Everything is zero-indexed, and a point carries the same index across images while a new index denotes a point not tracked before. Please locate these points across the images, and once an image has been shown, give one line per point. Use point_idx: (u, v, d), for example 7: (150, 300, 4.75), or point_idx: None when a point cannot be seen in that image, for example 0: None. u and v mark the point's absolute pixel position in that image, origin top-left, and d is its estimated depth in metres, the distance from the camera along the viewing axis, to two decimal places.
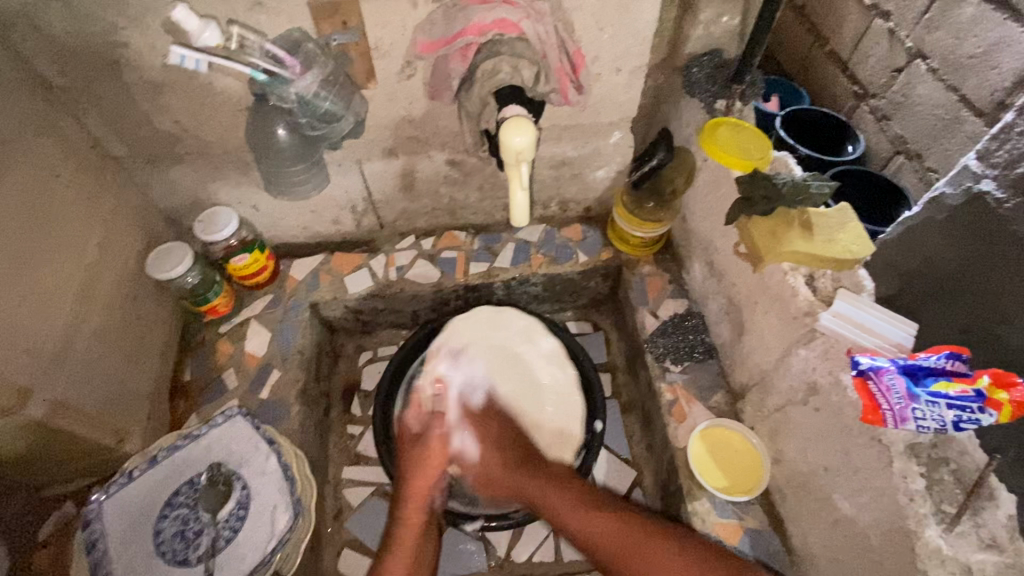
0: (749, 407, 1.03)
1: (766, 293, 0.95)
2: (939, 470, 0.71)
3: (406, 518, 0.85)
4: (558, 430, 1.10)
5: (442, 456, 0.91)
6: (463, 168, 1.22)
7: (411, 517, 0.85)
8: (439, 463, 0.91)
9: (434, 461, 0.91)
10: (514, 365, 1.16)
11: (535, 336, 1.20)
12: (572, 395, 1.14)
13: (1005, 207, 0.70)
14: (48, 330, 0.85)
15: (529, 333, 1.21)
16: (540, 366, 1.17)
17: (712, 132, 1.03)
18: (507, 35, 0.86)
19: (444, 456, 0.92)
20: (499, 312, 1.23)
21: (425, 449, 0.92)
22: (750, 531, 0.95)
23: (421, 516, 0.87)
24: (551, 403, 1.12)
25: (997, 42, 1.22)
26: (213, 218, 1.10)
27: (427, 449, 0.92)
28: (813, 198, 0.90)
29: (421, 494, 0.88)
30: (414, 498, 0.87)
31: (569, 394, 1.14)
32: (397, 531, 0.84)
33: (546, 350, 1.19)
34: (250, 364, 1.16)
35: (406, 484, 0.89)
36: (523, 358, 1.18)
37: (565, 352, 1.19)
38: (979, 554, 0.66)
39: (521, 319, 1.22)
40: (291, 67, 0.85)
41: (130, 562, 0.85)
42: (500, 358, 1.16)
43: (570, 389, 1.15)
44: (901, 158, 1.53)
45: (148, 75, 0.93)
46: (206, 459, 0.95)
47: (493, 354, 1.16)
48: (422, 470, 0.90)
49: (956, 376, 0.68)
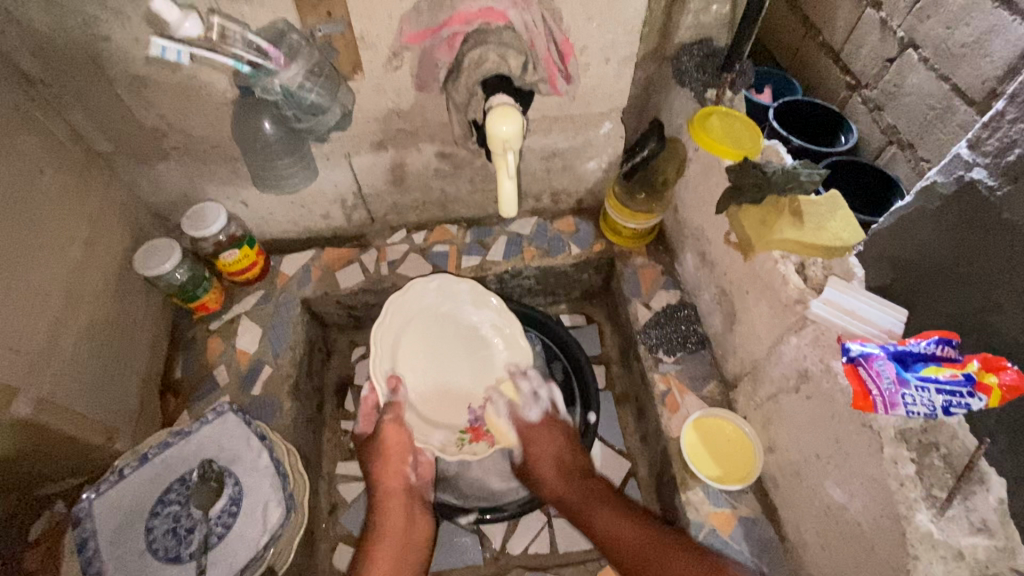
0: (741, 397, 1.03)
1: (758, 282, 0.94)
2: (929, 456, 0.70)
3: (384, 505, 0.96)
4: (512, 363, 1.09)
5: (399, 441, 0.99)
6: (453, 161, 1.21)
7: (388, 506, 0.95)
8: (399, 450, 0.99)
9: (393, 447, 0.98)
10: (450, 325, 1.12)
11: (452, 288, 1.11)
12: (512, 322, 1.10)
13: (997, 194, 0.70)
14: (33, 328, 0.84)
15: (444, 288, 1.11)
16: (476, 314, 1.12)
17: (703, 119, 1.03)
18: (493, 24, 0.86)
19: (402, 443, 0.99)
20: (406, 289, 1.08)
21: (377, 442, 0.99)
22: (743, 520, 0.95)
23: (399, 500, 0.96)
24: (494, 343, 1.11)
25: (989, 30, 1.22)
26: (201, 214, 1.09)
27: (382, 443, 0.99)
28: (803, 185, 0.90)
29: (392, 481, 0.98)
30: (387, 489, 0.97)
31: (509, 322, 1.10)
32: (377, 517, 0.95)
33: (466, 293, 1.11)
34: (240, 361, 1.16)
35: (373, 476, 0.98)
36: (453, 315, 1.12)
37: (485, 289, 1.11)
38: (969, 538, 0.66)
39: (431, 281, 1.10)
40: (275, 58, 0.83)
41: (120, 560, 0.84)
42: (431, 326, 1.11)
43: (505, 324, 1.10)
44: (894, 148, 1.52)
45: (131, 69, 0.92)
46: (197, 456, 0.94)
47: (424, 327, 1.10)
48: (383, 460, 0.98)
49: (947, 361, 0.69)
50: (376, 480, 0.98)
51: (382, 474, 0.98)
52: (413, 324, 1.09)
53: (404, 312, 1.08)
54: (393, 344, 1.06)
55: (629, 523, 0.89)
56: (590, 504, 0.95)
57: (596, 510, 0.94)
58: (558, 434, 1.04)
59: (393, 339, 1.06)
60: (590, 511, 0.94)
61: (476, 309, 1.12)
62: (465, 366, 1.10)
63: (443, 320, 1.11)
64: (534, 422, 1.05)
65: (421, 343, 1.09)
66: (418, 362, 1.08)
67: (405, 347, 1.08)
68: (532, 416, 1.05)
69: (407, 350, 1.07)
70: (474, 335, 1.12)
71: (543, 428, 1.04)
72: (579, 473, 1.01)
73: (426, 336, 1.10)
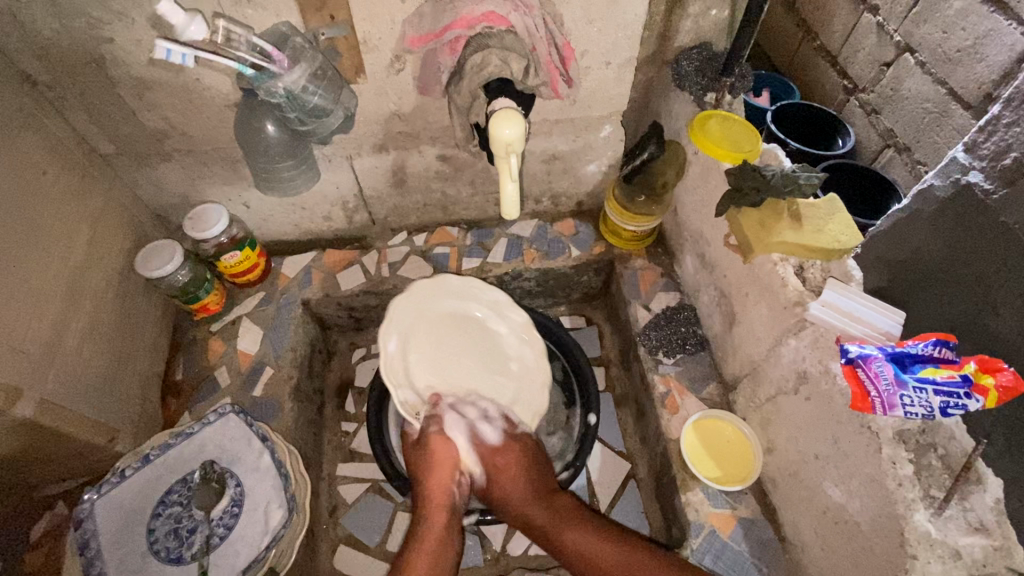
0: (741, 398, 1.04)
1: (757, 284, 0.95)
2: (927, 456, 0.72)
3: (428, 516, 0.93)
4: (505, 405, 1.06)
5: (448, 452, 0.98)
6: (453, 163, 1.22)
7: (436, 518, 0.92)
8: (449, 461, 0.98)
9: (444, 456, 0.98)
10: (481, 339, 1.11)
11: (505, 309, 1.11)
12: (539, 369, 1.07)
13: (992, 198, 0.70)
14: (36, 330, 0.84)
15: (499, 306, 1.11)
16: (515, 343, 1.10)
17: (703, 123, 1.03)
18: (496, 28, 0.86)
19: (452, 456, 0.98)
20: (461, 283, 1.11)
21: (428, 449, 0.98)
22: (742, 521, 0.95)
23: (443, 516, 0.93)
24: (516, 374, 1.08)
25: (984, 35, 1.23)
26: (203, 216, 1.09)
27: (433, 454, 0.98)
28: (801, 188, 0.91)
29: (439, 494, 0.95)
30: (433, 502, 0.94)
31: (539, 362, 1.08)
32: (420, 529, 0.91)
33: (516, 323, 1.10)
34: (241, 362, 1.16)
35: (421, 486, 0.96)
36: (490, 328, 1.11)
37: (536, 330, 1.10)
38: (967, 537, 0.68)
39: (491, 290, 1.11)
40: (279, 61, 0.83)
41: (122, 561, 0.84)
42: (462, 324, 1.11)
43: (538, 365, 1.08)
44: (891, 151, 1.54)
45: (134, 71, 0.93)
46: (198, 457, 0.95)
47: (454, 321, 1.11)
48: (434, 469, 0.96)
49: (944, 363, 0.69)
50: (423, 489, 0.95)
51: (430, 485, 0.96)
52: (445, 309, 1.11)
53: (435, 299, 1.10)
54: (417, 316, 1.08)
55: (608, 543, 0.88)
56: (557, 524, 0.93)
57: (563, 527, 0.92)
58: (520, 454, 1.00)
59: (416, 310, 1.09)
60: (560, 531, 0.91)
61: (517, 339, 1.10)
62: (469, 369, 1.08)
63: (476, 325, 1.11)
64: (495, 446, 1.00)
65: (443, 340, 1.09)
66: (433, 347, 1.08)
67: (422, 332, 1.09)
68: (489, 437, 1.01)
69: (427, 327, 1.09)
70: (502, 362, 1.09)
71: (505, 450, 1.00)
72: (544, 490, 0.98)
73: (449, 337, 1.10)
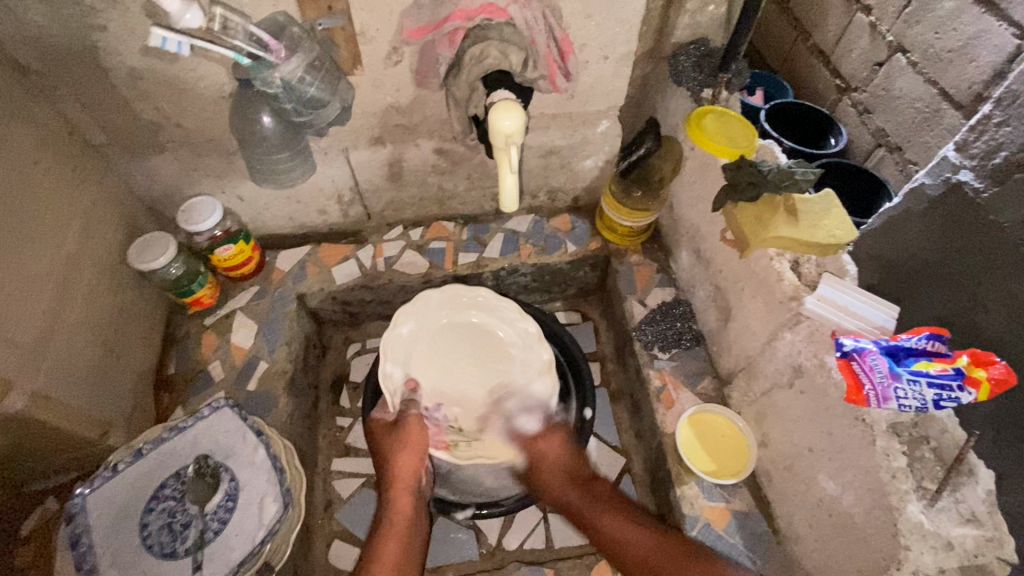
0: (735, 392, 1.05)
1: (753, 279, 0.96)
2: (920, 449, 0.73)
3: (395, 502, 0.95)
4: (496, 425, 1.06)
5: (420, 438, 1.00)
6: (450, 157, 1.21)
7: (399, 502, 0.95)
8: (419, 446, 1.00)
9: (415, 442, 0.99)
10: (493, 359, 1.12)
11: (531, 340, 1.11)
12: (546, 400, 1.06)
13: (982, 197, 0.71)
14: (27, 321, 0.83)
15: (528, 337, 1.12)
16: (528, 374, 1.09)
17: (699, 120, 1.04)
18: (494, 20, 0.90)
19: (422, 441, 1.00)
20: (497, 300, 1.14)
21: (401, 434, 0.99)
22: (737, 514, 0.96)
23: (408, 500, 0.96)
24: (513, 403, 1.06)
25: (975, 36, 1.24)
26: (196, 208, 1.08)
27: (405, 438, 0.99)
28: (798, 183, 0.90)
29: (404, 482, 0.96)
30: (399, 486, 0.96)
31: (549, 383, 1.08)
32: (386, 515, 0.93)
33: (538, 359, 1.09)
34: (235, 356, 1.15)
35: (389, 470, 0.97)
36: (508, 354, 1.11)
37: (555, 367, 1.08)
38: (959, 528, 0.69)
39: (526, 322, 1.13)
40: (275, 51, 0.83)
41: (115, 556, 0.84)
42: (483, 341, 1.13)
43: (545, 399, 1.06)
44: (882, 151, 1.55)
45: (127, 60, 0.92)
46: (192, 452, 0.94)
47: (474, 336, 1.13)
48: (403, 453, 0.98)
49: (937, 356, 0.71)
50: (392, 473, 0.97)
51: (399, 468, 0.97)
52: (465, 321, 1.14)
53: (459, 308, 1.14)
54: (436, 318, 1.13)
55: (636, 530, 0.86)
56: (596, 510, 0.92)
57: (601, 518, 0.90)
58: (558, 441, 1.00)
59: (435, 311, 1.13)
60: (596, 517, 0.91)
61: (533, 370, 1.09)
62: (467, 380, 1.10)
63: (495, 345, 1.13)
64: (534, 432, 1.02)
65: (451, 350, 1.12)
66: (439, 355, 1.11)
67: (436, 337, 1.12)
68: (530, 428, 1.03)
69: (443, 331, 1.13)
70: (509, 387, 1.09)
71: (544, 436, 1.00)
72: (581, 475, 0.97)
73: (461, 348, 1.12)
